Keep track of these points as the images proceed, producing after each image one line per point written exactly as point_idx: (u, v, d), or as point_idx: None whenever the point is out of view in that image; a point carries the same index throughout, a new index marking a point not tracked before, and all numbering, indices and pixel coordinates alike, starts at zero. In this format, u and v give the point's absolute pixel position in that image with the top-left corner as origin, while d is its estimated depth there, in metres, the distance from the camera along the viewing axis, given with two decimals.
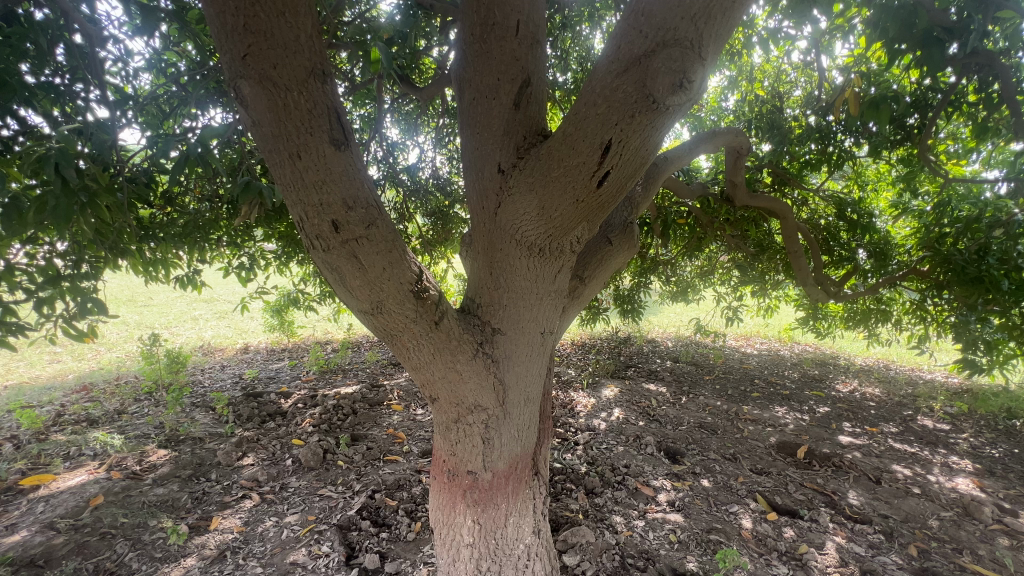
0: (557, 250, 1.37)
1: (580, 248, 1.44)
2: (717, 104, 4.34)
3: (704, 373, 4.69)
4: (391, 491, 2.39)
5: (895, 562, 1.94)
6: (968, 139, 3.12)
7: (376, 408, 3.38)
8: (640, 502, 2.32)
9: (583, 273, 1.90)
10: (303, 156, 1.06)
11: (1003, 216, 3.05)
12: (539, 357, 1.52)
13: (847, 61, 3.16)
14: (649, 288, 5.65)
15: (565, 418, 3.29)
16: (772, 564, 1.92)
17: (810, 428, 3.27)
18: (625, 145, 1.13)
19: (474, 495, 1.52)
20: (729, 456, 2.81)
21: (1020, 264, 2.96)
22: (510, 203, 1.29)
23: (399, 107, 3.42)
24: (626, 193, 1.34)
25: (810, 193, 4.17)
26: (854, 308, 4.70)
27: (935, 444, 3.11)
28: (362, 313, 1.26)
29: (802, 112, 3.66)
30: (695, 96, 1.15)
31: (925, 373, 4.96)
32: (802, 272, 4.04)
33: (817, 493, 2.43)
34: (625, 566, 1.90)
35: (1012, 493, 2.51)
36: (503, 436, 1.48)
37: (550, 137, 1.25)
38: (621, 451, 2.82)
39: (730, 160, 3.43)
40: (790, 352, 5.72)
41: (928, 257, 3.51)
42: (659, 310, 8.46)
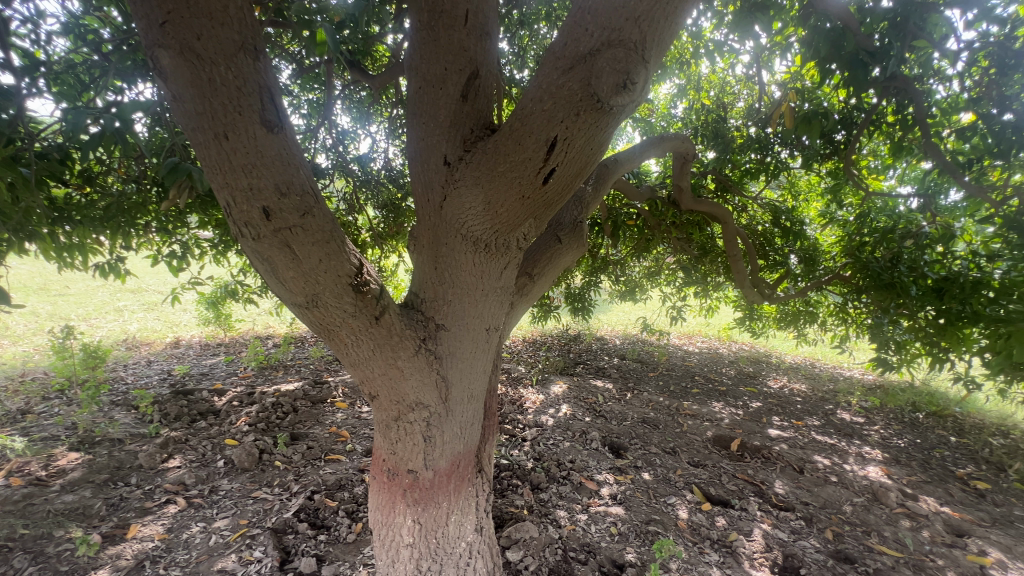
0: (503, 247, 1.36)
1: (527, 246, 1.44)
2: (667, 110, 4.49)
3: (649, 370, 4.87)
4: (331, 492, 2.31)
5: (813, 545, 2.09)
6: (887, 156, 3.40)
7: (319, 405, 3.25)
8: (583, 496, 2.37)
9: (532, 271, 1.91)
10: (230, 137, 0.99)
11: (913, 228, 3.37)
12: (483, 354, 1.50)
13: (784, 78, 3.36)
14: (600, 287, 5.79)
15: (514, 415, 3.31)
16: (705, 552, 2.01)
17: (743, 422, 3.46)
18: (570, 143, 1.14)
19: (414, 495, 1.49)
20: (669, 449, 2.92)
21: (925, 272, 3.29)
22: (456, 196, 1.26)
23: (351, 94, 3.30)
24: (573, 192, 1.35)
25: (749, 200, 4.41)
26: (786, 309, 5.04)
27: (852, 436, 3.38)
28: (296, 307, 1.20)
29: (744, 123, 3.86)
30: (640, 97, 1.16)
31: (845, 370, 5.39)
32: (740, 275, 4.28)
33: (747, 483, 2.58)
34: (567, 560, 1.93)
35: (914, 479, 2.77)
36: (446, 434, 1.46)
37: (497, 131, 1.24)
38: (567, 446, 2.87)
39: (677, 166, 3.58)
40: (727, 350, 6.05)
41: (850, 263, 3.83)
42: (609, 309, 8.70)
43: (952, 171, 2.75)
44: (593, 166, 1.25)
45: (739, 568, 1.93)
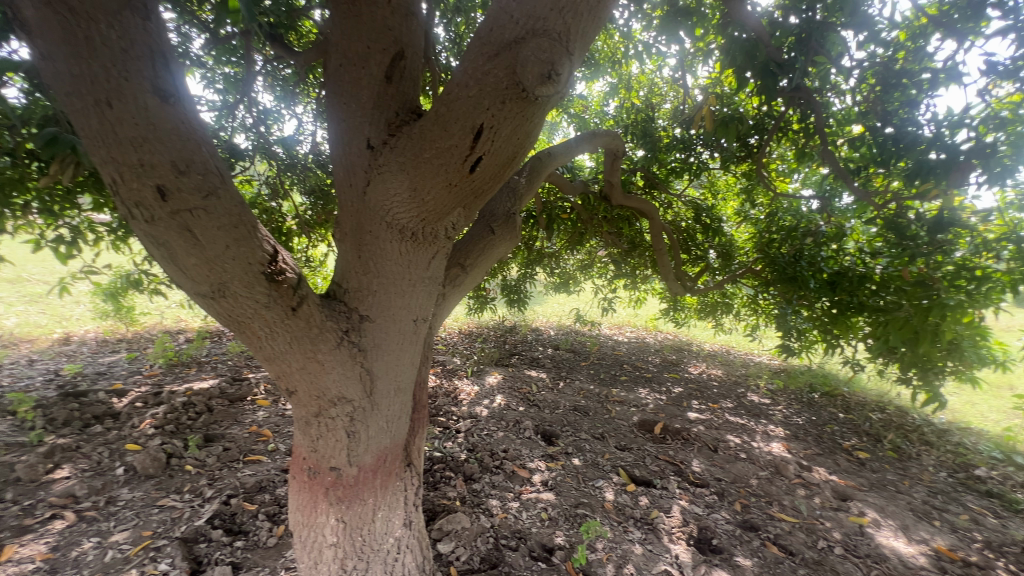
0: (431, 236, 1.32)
1: (456, 235, 1.41)
2: (600, 107, 4.62)
3: (581, 359, 5.03)
4: (251, 495, 2.17)
5: (724, 517, 2.26)
6: (792, 162, 3.74)
7: (237, 404, 3.03)
8: (515, 484, 2.41)
9: (465, 261, 1.90)
10: (115, 106, 0.89)
11: (813, 227, 3.75)
12: (411, 345, 1.47)
13: (707, 82, 3.57)
14: (535, 279, 5.88)
15: (448, 407, 3.28)
16: (629, 530, 2.12)
17: (665, 406, 3.69)
18: (496, 132, 1.13)
19: (337, 492, 1.44)
20: (598, 435, 3.05)
21: (822, 267, 3.71)
22: (380, 182, 1.22)
23: (274, 70, 3.08)
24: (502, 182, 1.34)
25: (674, 198, 4.67)
26: (706, 300, 5.40)
27: (759, 416, 3.71)
28: (201, 298, 1.11)
29: (670, 124, 4.07)
30: (566, 89, 1.17)
31: (754, 356, 5.90)
32: (665, 268, 4.53)
33: (668, 464, 2.75)
34: (498, 547, 1.95)
35: (810, 452, 3.09)
36: (371, 428, 1.42)
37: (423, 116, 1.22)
38: (500, 436, 2.90)
39: (608, 162, 3.72)
40: (653, 339, 6.40)
41: (760, 258, 4.18)
42: (544, 301, 8.88)
43: (844, 177, 3.07)
44: (522, 156, 1.25)
45: (660, 543, 2.04)
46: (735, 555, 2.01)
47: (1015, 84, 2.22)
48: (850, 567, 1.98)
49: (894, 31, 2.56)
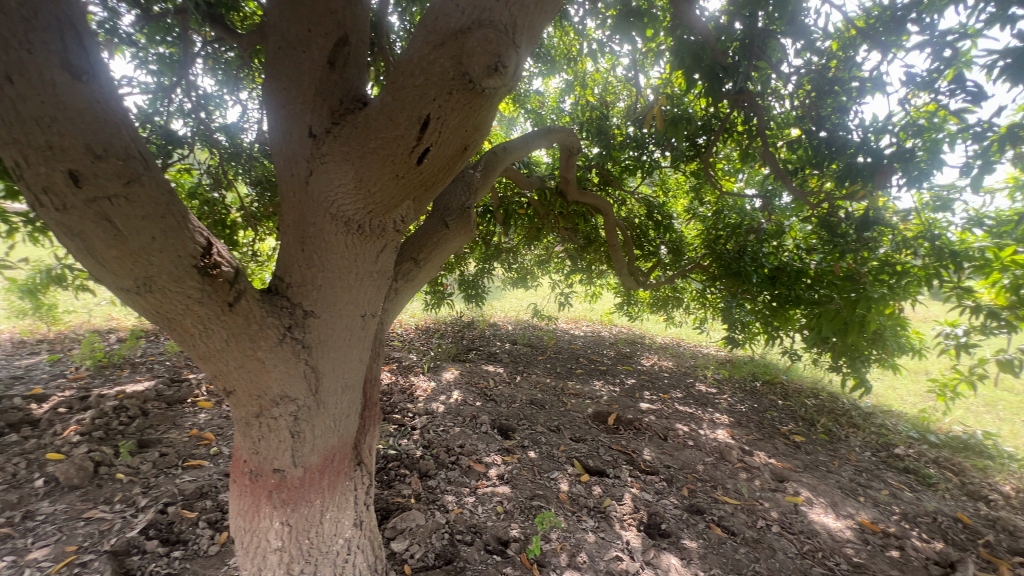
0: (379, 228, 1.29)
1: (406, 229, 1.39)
2: (557, 104, 4.66)
3: (537, 353, 5.08)
4: (190, 502, 2.05)
5: (672, 502, 2.36)
6: (736, 162, 3.93)
7: (176, 406, 2.86)
8: (471, 479, 2.41)
9: (418, 256, 1.88)
10: (18, 82, 0.84)
11: (755, 225, 3.96)
12: (360, 341, 1.43)
13: (658, 83, 3.68)
14: (493, 274, 5.88)
15: (403, 404, 3.23)
16: (582, 519, 2.17)
17: (619, 398, 3.79)
18: (443, 123, 1.11)
19: (281, 495, 1.39)
20: (553, 428, 3.09)
21: (764, 262, 3.93)
22: (323, 172, 1.18)
23: (215, 53, 2.91)
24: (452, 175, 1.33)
25: (627, 195, 4.79)
26: (658, 295, 5.59)
27: (706, 405, 3.88)
28: (125, 294, 1.04)
29: (623, 122, 4.17)
30: (514, 82, 1.17)
31: (702, 348, 6.17)
32: (619, 263, 4.65)
33: (621, 453, 2.83)
34: (453, 543, 1.94)
35: (751, 438, 3.27)
36: (317, 428, 1.37)
37: (368, 105, 1.19)
38: (456, 432, 2.89)
39: (564, 159, 3.76)
40: (608, 333, 6.56)
41: (708, 254, 4.37)
42: (502, 296, 8.90)
43: (783, 177, 3.25)
44: (472, 149, 1.24)
45: (612, 530, 2.10)
46: (682, 538, 2.09)
47: (931, 95, 2.42)
48: (785, 543, 2.10)
49: (828, 41, 2.73)
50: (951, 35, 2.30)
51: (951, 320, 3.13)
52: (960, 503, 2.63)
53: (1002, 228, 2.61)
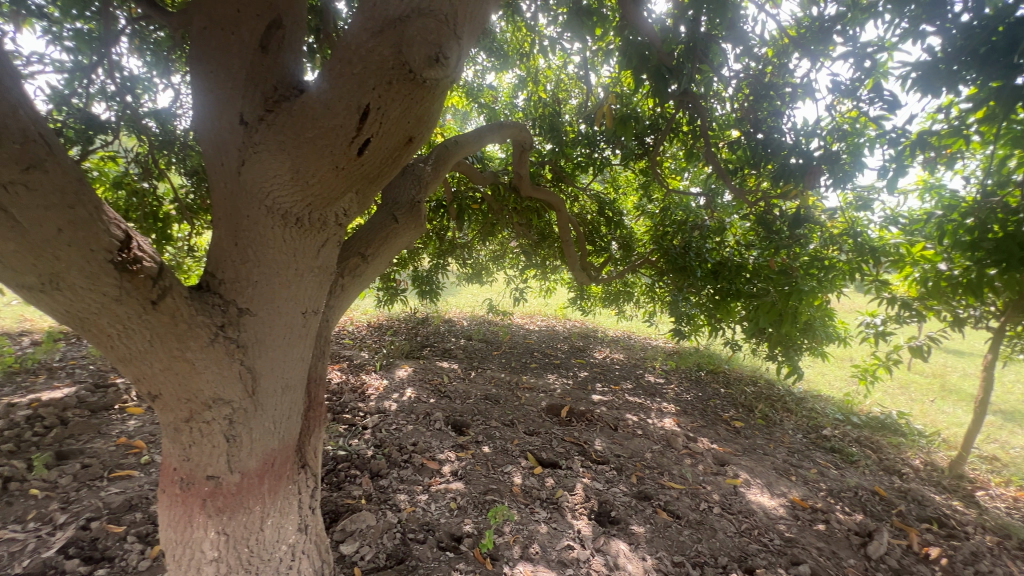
0: (320, 222, 1.25)
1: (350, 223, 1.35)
2: (510, 99, 4.66)
3: (492, 348, 5.09)
4: (118, 515, 1.90)
5: (622, 490, 2.43)
6: (681, 162, 4.10)
7: (101, 414, 2.64)
8: (425, 477, 2.38)
9: (366, 251, 1.84)
10: None
11: (699, 222, 4.14)
12: (301, 340, 1.37)
13: (608, 82, 3.76)
14: (447, 270, 5.82)
15: (354, 403, 3.15)
16: (535, 511, 2.20)
17: (572, 390, 3.87)
18: (385, 113, 1.08)
19: (216, 503, 1.32)
20: (507, 422, 3.11)
21: (707, 257, 4.13)
22: (257, 162, 1.13)
23: (143, 32, 2.69)
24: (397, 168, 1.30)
25: (580, 191, 4.88)
26: (610, 289, 5.75)
27: (654, 395, 4.04)
28: (29, 292, 0.95)
29: (574, 120, 4.23)
30: (458, 73, 1.15)
31: (651, 340, 6.41)
32: (572, 258, 4.73)
33: (573, 445, 2.89)
34: (405, 542, 1.91)
35: (696, 425, 3.43)
36: (255, 431, 1.31)
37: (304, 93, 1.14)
38: (409, 430, 2.85)
39: (516, 155, 3.78)
40: (563, 327, 6.68)
41: (656, 250, 4.54)
42: (457, 293, 8.85)
43: (724, 176, 3.41)
44: (417, 141, 1.22)
45: (563, 520, 2.14)
46: (631, 524, 2.16)
47: (853, 102, 2.60)
48: (725, 523, 2.22)
49: (764, 47, 2.88)
50: (871, 47, 2.49)
51: (871, 311, 3.40)
52: (878, 477, 2.88)
53: (914, 226, 2.87)
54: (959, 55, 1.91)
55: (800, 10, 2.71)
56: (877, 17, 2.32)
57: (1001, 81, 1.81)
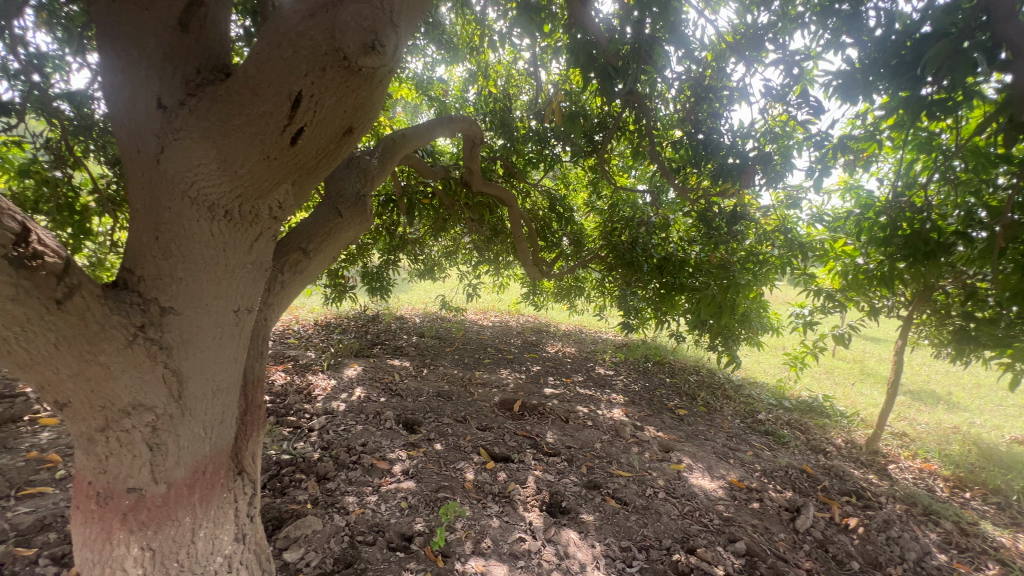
0: (253, 215, 1.19)
1: (286, 217, 1.29)
2: (461, 93, 4.61)
3: (445, 345, 5.05)
4: (28, 537, 1.73)
5: (572, 480, 2.49)
6: (628, 160, 4.22)
7: (7, 426, 2.39)
8: (374, 478, 2.33)
9: (307, 246, 1.77)
10: None
11: (645, 219, 4.29)
12: (233, 340, 1.30)
13: (558, 79, 3.80)
14: (398, 266, 5.71)
15: (299, 405, 3.03)
16: (487, 505, 2.20)
17: (524, 385, 3.92)
18: (318, 102, 1.04)
19: (140, 518, 1.22)
20: (460, 418, 3.10)
21: (653, 253, 4.28)
22: (178, 149, 1.06)
23: (52, 4, 2.44)
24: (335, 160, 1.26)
25: (531, 187, 4.91)
26: (562, 284, 5.86)
27: (604, 387, 4.16)
28: None
29: (525, 116, 4.25)
30: (396, 63, 1.12)
31: (602, 333, 6.58)
32: (524, 254, 4.76)
33: (525, 438, 2.92)
34: (354, 545, 1.86)
35: (643, 414, 3.55)
36: (182, 438, 1.23)
37: (231, 78, 1.08)
38: (359, 430, 2.77)
39: (467, 149, 3.75)
40: (516, 322, 6.72)
41: (605, 245, 4.65)
42: (409, 289, 8.69)
43: (667, 174, 3.55)
44: (355, 133, 1.18)
45: (515, 513, 2.16)
46: (580, 513, 2.21)
47: (783, 106, 2.77)
48: (670, 507, 2.31)
49: (703, 51, 3.01)
50: (799, 55, 2.66)
51: (800, 302, 3.66)
52: (806, 457, 3.10)
53: (837, 223, 3.10)
54: (874, 66, 2.06)
55: (736, 17, 2.85)
56: (803, 27, 2.49)
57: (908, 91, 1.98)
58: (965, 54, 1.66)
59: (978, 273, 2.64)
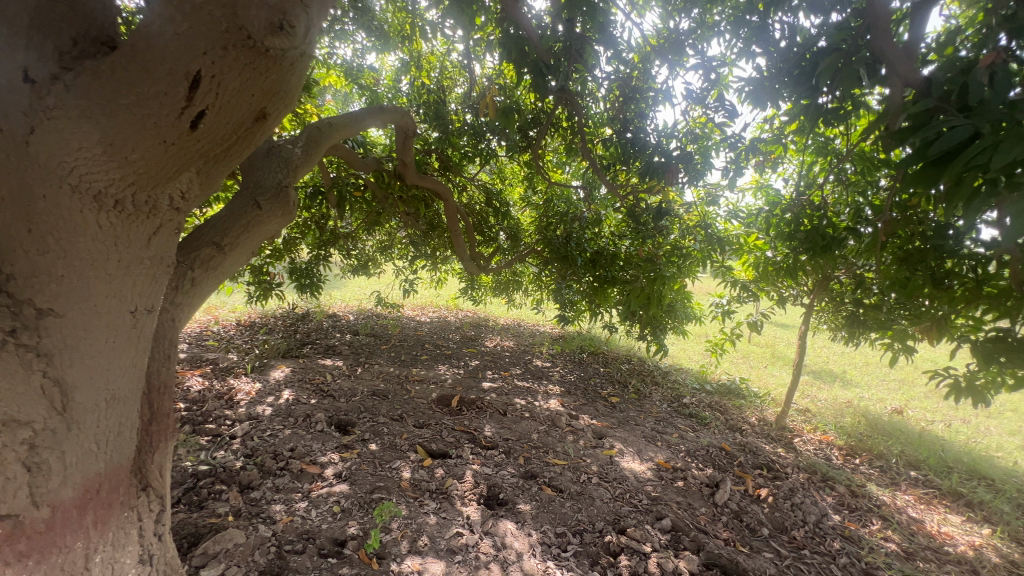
0: (149, 205, 1.13)
1: (188, 208, 1.24)
2: (393, 83, 4.47)
3: (381, 342, 4.91)
4: None
5: (510, 472, 2.52)
6: (562, 156, 4.31)
7: None
8: (304, 483, 2.23)
9: (223, 240, 1.67)
10: None
11: (578, 214, 4.41)
12: (130, 342, 1.21)
13: (492, 73, 3.80)
14: (329, 262, 5.46)
15: (220, 412, 2.82)
16: (424, 503, 2.18)
17: (462, 379, 3.91)
18: (220, 84, 0.99)
19: (19, 547, 1.01)
20: (396, 417, 3.03)
21: (587, 247, 4.42)
22: (55, 131, 0.97)
23: None
24: (244, 150, 1.22)
25: (467, 181, 4.88)
26: (499, 278, 5.90)
27: (541, 378, 4.24)
28: None
29: (460, 109, 4.19)
30: (309, 45, 1.05)
31: (539, 326, 6.70)
32: (461, 249, 4.73)
33: (463, 433, 2.91)
34: (281, 555, 1.76)
35: (578, 403, 3.67)
36: (69, 456, 1.10)
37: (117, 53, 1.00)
38: (287, 435, 2.63)
39: (399, 140, 3.64)
40: (454, 317, 6.67)
41: (541, 240, 4.74)
42: (342, 286, 8.36)
43: (599, 172, 3.68)
44: (267, 118, 1.14)
45: (452, 509, 2.15)
46: (517, 503, 2.25)
47: (703, 109, 2.96)
48: (602, 491, 2.41)
49: (630, 53, 3.13)
50: (716, 62, 2.84)
51: (719, 293, 3.93)
52: (725, 435, 3.35)
53: (751, 220, 3.37)
54: (779, 75, 2.25)
55: (660, 22, 2.98)
56: (720, 35, 2.67)
57: (808, 99, 2.19)
58: (851, 68, 1.86)
59: (865, 264, 2.99)
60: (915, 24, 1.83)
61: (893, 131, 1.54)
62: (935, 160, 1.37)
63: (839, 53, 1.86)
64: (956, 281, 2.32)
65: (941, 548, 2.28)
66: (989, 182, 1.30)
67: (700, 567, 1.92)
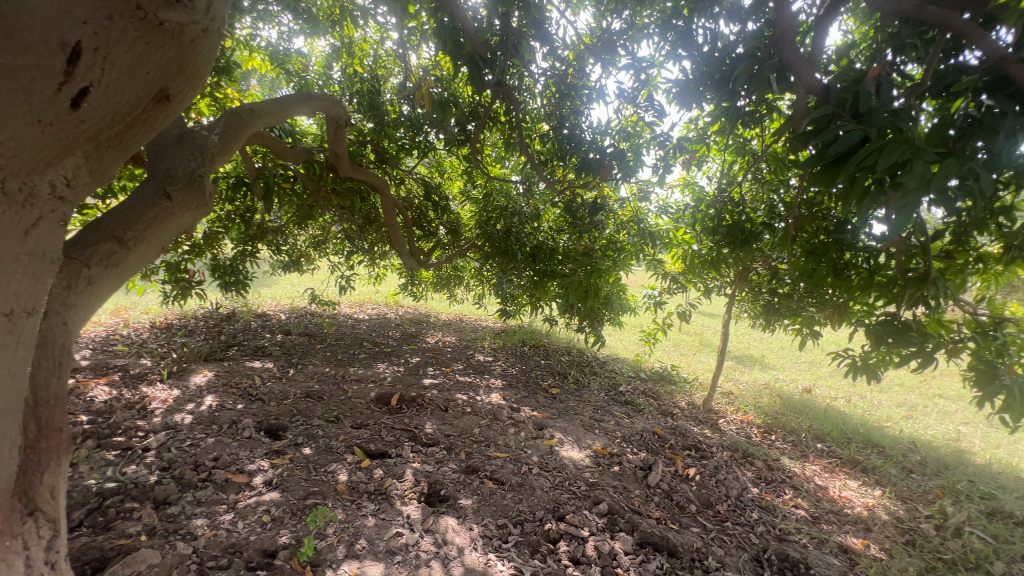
0: (24, 194, 1.01)
1: (71, 197, 1.13)
2: (324, 69, 4.26)
3: (316, 341, 4.70)
4: None
5: (452, 468, 2.51)
6: (501, 150, 4.31)
7: None
8: (229, 494, 2.09)
9: (125, 235, 1.53)
10: None
11: (517, 208, 4.45)
12: (7, 349, 1.08)
13: (428, 63, 3.72)
14: (257, 258, 5.13)
15: (131, 423, 2.57)
16: (362, 506, 2.11)
17: (403, 377, 3.83)
18: (106, 58, 0.91)
19: None
20: (332, 418, 2.92)
21: (526, 242, 4.47)
22: None
23: None
24: (137, 132, 1.13)
25: (405, 174, 4.77)
26: (440, 273, 5.83)
27: (483, 373, 4.25)
28: None
29: (396, 100, 4.06)
30: (207, 20, 1.02)
31: (481, 321, 6.70)
32: (400, 244, 4.61)
33: (403, 432, 2.86)
34: (203, 573, 1.64)
35: (520, 396, 3.71)
36: None
37: None
38: (210, 444, 2.45)
39: (330, 130, 3.48)
40: (394, 314, 6.52)
41: (481, 234, 4.73)
42: (272, 283, 7.89)
43: (536, 167, 3.72)
44: (168, 100, 1.12)
45: (392, 509, 2.11)
46: (459, 498, 2.24)
47: (634, 108, 3.07)
48: (543, 480, 2.46)
49: (565, 50, 3.18)
50: (645, 63, 2.96)
51: (651, 284, 4.12)
52: (658, 420, 3.53)
53: (679, 215, 3.54)
54: (702, 79, 2.38)
55: (593, 21, 3.04)
56: (649, 37, 2.78)
57: (727, 103, 2.34)
58: (762, 74, 2.01)
59: (778, 257, 3.25)
60: (817, 37, 2.01)
61: (798, 133, 1.67)
62: (833, 161, 1.50)
63: (751, 59, 2.01)
64: (854, 271, 2.58)
65: (842, 510, 2.54)
66: (878, 182, 1.44)
67: (634, 546, 2.01)
